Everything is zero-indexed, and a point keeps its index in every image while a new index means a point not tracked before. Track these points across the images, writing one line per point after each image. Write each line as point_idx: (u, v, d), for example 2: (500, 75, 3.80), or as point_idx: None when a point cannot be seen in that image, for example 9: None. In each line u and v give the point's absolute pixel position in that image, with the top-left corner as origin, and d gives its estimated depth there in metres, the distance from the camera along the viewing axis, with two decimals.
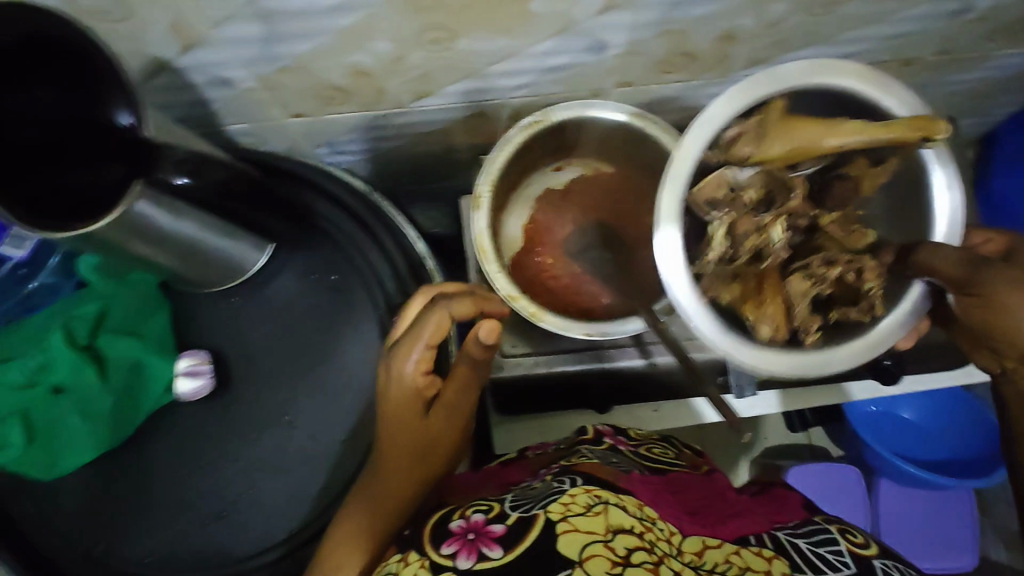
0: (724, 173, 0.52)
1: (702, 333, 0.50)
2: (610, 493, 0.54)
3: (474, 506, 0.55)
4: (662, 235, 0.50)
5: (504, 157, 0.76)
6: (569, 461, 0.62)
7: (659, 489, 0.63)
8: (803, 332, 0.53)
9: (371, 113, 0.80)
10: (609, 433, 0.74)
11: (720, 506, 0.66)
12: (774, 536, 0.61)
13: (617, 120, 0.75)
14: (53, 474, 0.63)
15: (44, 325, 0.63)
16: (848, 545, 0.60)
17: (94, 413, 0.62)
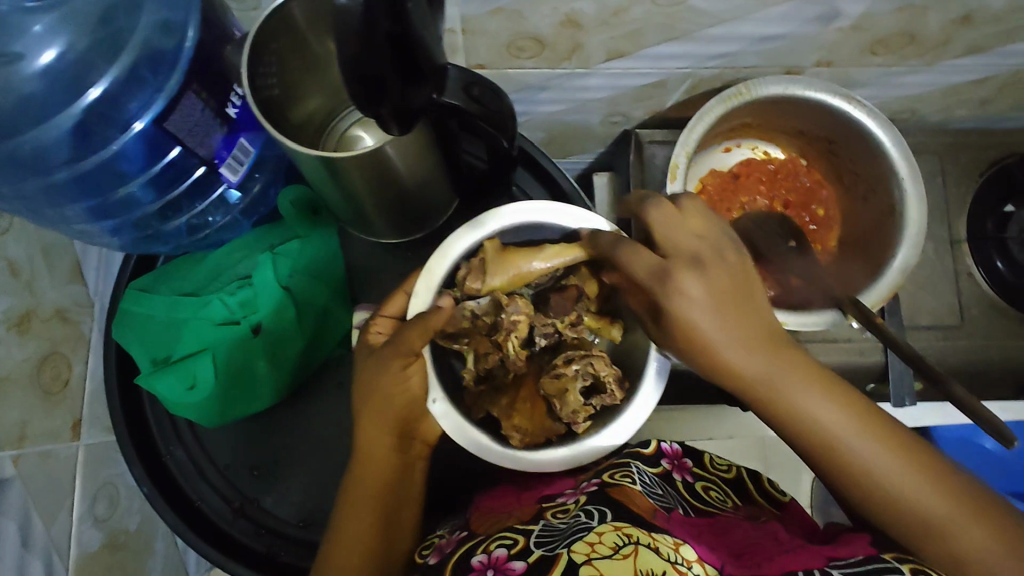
0: (463, 306, 0.55)
1: (459, 440, 0.52)
2: (643, 531, 0.47)
3: (500, 538, 0.52)
4: (436, 409, 0.51)
5: (703, 127, 0.71)
6: (608, 480, 0.57)
7: (698, 526, 0.53)
8: (552, 427, 0.56)
9: (553, 71, 0.75)
10: (672, 456, 0.66)
11: (771, 544, 0.51)
12: (829, 574, 0.46)
13: (824, 100, 0.71)
14: (223, 422, 0.57)
15: (235, 260, 0.59)
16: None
17: (282, 359, 0.57)
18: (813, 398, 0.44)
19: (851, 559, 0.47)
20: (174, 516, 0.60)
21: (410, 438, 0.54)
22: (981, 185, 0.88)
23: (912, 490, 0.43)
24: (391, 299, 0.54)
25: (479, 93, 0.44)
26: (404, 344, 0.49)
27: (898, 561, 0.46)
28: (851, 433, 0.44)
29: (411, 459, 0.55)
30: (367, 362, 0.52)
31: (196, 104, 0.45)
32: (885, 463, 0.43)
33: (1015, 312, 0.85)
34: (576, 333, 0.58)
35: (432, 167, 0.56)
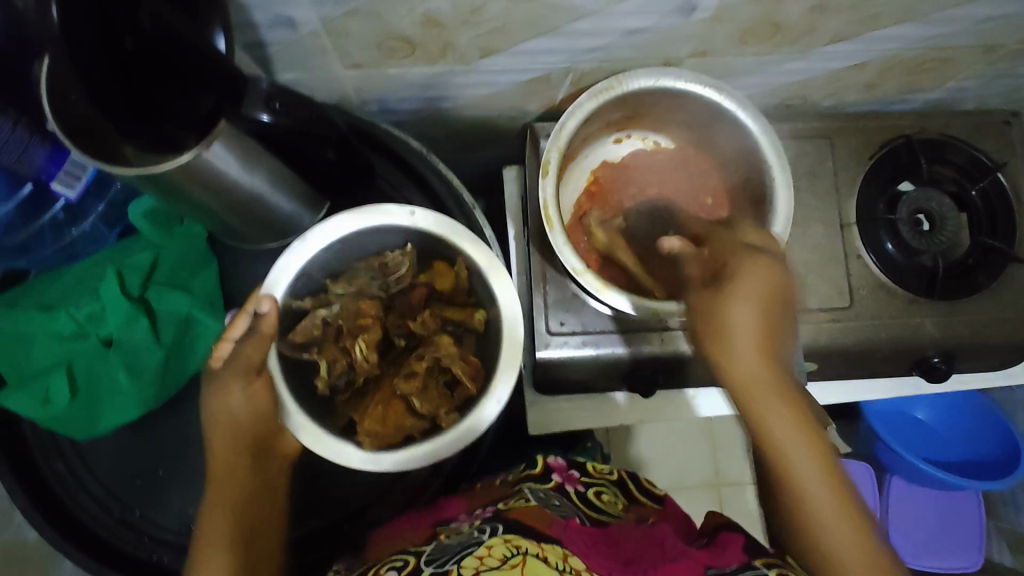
0: (315, 316, 0.58)
1: (319, 450, 0.53)
2: (533, 542, 0.52)
3: (393, 560, 0.55)
4: (294, 423, 0.53)
5: (575, 122, 0.71)
6: (502, 505, 0.59)
7: (591, 537, 0.56)
8: (413, 423, 0.57)
9: (432, 70, 0.76)
10: (560, 469, 0.68)
11: (657, 551, 0.55)
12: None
13: (695, 91, 0.72)
14: (93, 433, 0.58)
15: (91, 274, 0.59)
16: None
17: (141, 370, 0.58)
18: (768, 400, 0.52)
19: (727, 567, 0.52)
20: (50, 526, 0.61)
21: (267, 456, 0.54)
22: (872, 168, 0.90)
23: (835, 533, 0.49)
24: (233, 321, 0.52)
25: (282, 106, 0.45)
26: (241, 360, 0.51)
27: (766, 567, 0.51)
28: (796, 443, 0.51)
29: (275, 475, 0.55)
30: (211, 385, 0.52)
31: (4, 122, 0.45)
32: (813, 490, 0.50)
33: (904, 290, 0.88)
34: (430, 330, 0.61)
35: (275, 173, 0.56)
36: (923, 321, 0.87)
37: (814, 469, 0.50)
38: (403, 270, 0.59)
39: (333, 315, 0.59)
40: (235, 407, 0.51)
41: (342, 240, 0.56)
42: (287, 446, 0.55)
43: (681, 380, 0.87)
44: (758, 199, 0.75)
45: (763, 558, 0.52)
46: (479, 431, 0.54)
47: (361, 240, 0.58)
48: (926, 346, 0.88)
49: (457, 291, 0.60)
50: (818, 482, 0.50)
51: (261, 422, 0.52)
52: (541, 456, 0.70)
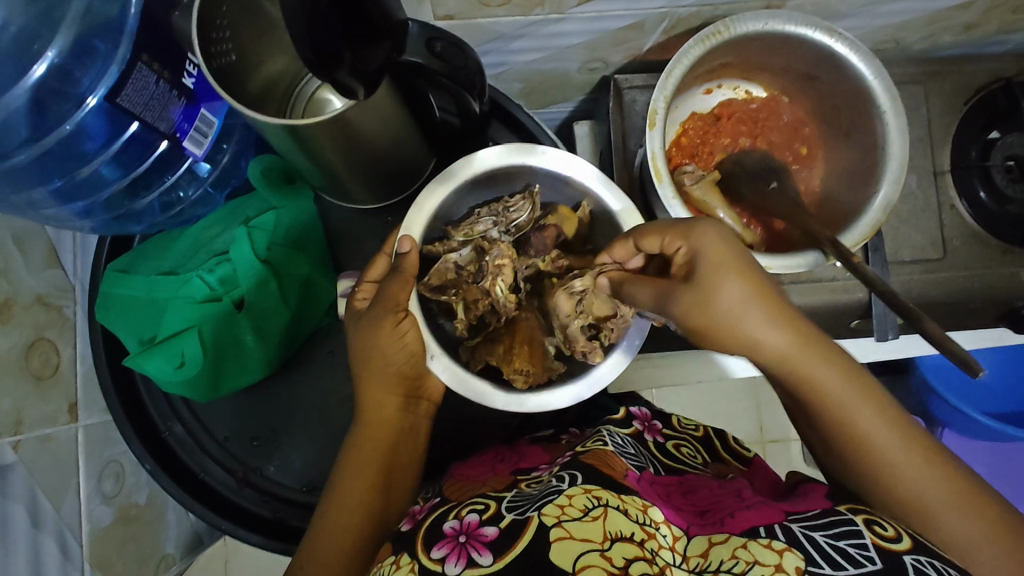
0: (446, 261, 0.56)
1: (466, 391, 0.52)
2: (612, 493, 0.46)
3: (471, 503, 0.49)
4: (435, 364, 0.51)
5: (681, 70, 0.69)
6: (582, 447, 0.54)
7: (664, 487, 0.53)
8: (552, 364, 0.57)
9: (525, 19, 0.72)
10: (642, 418, 0.65)
11: (732, 500, 0.50)
12: (786, 527, 0.45)
13: (804, 34, 0.69)
14: (218, 395, 0.58)
15: (211, 235, 0.59)
16: (872, 536, 0.43)
17: (268, 333, 0.58)
18: (816, 361, 0.47)
19: (808, 514, 0.47)
20: (180, 489, 0.61)
21: (416, 397, 0.55)
22: (964, 115, 0.87)
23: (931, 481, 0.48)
24: (374, 262, 0.54)
25: (442, 49, 0.43)
26: (389, 299, 0.50)
27: (852, 514, 0.46)
28: (854, 400, 0.48)
29: (420, 420, 0.56)
30: (358, 327, 0.52)
31: (148, 76, 0.44)
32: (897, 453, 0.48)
33: (997, 241, 0.86)
34: (556, 269, 0.60)
35: (399, 129, 0.54)
36: (1016, 271, 0.86)
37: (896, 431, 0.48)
38: (526, 214, 0.58)
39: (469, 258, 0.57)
40: (386, 348, 0.51)
41: (474, 179, 0.55)
42: (433, 388, 0.56)
43: None
44: (864, 148, 0.74)
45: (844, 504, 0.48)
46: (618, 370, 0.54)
47: (489, 181, 0.57)
48: (1017, 296, 0.87)
49: (579, 238, 0.60)
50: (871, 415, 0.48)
51: (410, 362, 0.52)
52: (622, 405, 0.67)
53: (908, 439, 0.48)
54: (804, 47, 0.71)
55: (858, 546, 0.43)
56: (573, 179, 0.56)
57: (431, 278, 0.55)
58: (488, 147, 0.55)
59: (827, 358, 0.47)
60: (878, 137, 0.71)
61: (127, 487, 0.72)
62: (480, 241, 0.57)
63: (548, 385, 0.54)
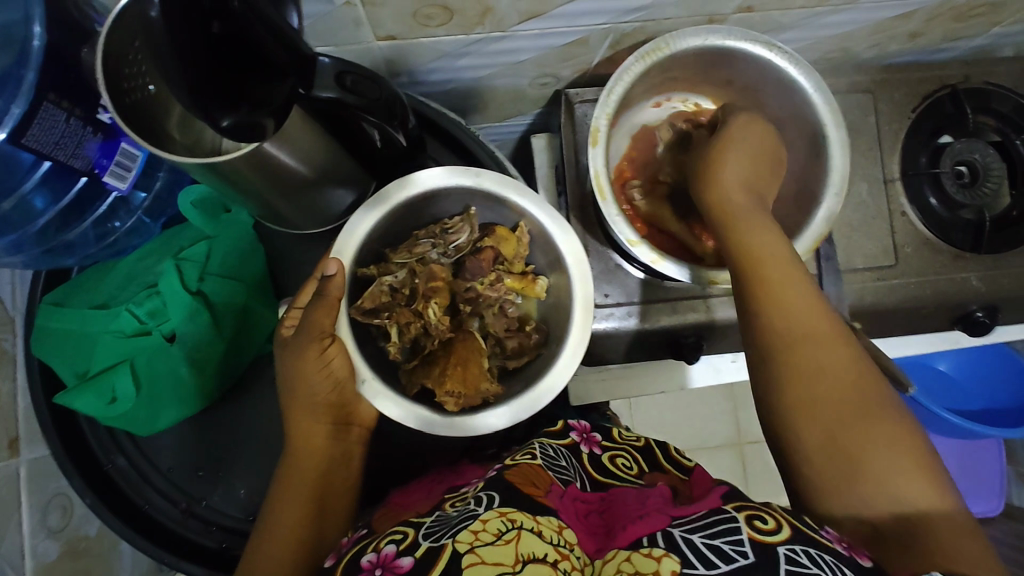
0: (381, 283, 0.55)
1: (397, 415, 0.52)
2: (527, 516, 0.46)
3: (390, 534, 0.48)
4: (367, 388, 0.51)
5: (623, 86, 0.69)
6: (510, 461, 0.56)
7: (584, 504, 0.52)
8: (488, 386, 0.55)
9: (468, 38, 0.72)
10: (581, 430, 0.65)
11: (635, 510, 0.49)
12: (667, 532, 0.44)
13: (744, 49, 0.70)
14: (157, 427, 0.58)
15: (144, 266, 0.58)
16: (749, 531, 0.43)
17: (205, 364, 0.57)
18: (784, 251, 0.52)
19: (694, 514, 0.47)
20: (120, 522, 0.60)
21: (349, 423, 0.54)
22: (914, 122, 0.88)
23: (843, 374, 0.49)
24: (304, 287, 0.52)
25: (353, 83, 0.42)
26: (314, 326, 0.50)
27: (737, 511, 0.46)
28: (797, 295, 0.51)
29: (351, 446, 0.55)
30: (284, 356, 0.51)
31: (56, 114, 0.43)
32: (827, 375, 0.49)
33: (948, 247, 0.86)
34: (497, 292, 0.59)
35: (328, 155, 0.53)
36: (967, 276, 0.86)
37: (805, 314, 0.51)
38: (465, 236, 0.58)
39: (404, 280, 0.57)
40: (311, 379, 0.50)
41: (407, 201, 0.55)
42: (364, 414, 0.55)
43: (724, 345, 0.88)
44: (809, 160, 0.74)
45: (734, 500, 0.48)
46: (557, 394, 0.55)
47: (424, 203, 0.56)
48: (970, 300, 0.87)
49: (519, 258, 0.59)
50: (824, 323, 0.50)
51: (336, 392, 0.52)
52: (561, 418, 0.67)
53: (842, 345, 0.50)
54: (746, 62, 0.71)
55: (733, 542, 0.42)
56: (506, 200, 0.56)
57: (361, 300, 0.54)
58: (424, 170, 0.54)
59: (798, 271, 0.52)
60: (819, 149, 0.72)
61: (76, 519, 0.71)
62: (416, 263, 0.57)
63: (485, 406, 0.54)
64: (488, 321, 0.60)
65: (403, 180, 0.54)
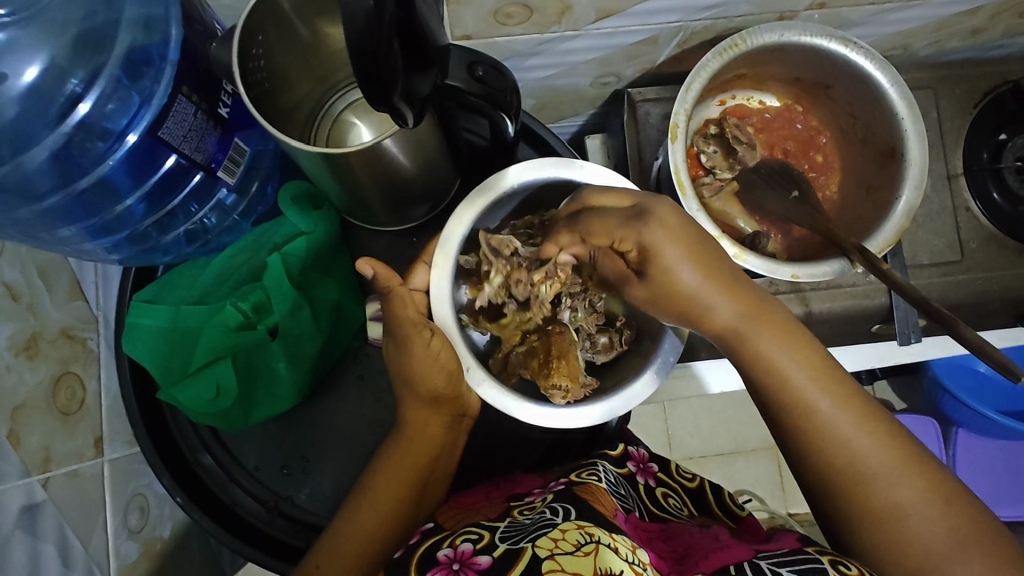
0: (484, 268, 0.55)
1: (500, 403, 0.51)
2: (604, 531, 0.45)
3: (465, 532, 0.48)
4: (472, 376, 0.50)
5: (700, 83, 0.70)
6: (575, 478, 0.54)
7: (647, 533, 0.52)
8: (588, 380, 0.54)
9: (541, 36, 0.72)
10: (639, 459, 0.62)
11: (710, 542, 0.51)
12: (754, 564, 0.46)
13: (820, 44, 0.70)
14: (248, 424, 0.57)
15: (241, 262, 0.59)
16: (837, 573, 0.44)
17: (300, 359, 0.57)
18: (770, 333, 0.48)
19: (777, 551, 0.49)
20: (211, 520, 0.60)
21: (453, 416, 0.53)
22: (974, 118, 0.88)
23: (872, 462, 0.46)
24: (412, 271, 0.53)
25: (484, 73, 0.43)
26: (408, 320, 0.48)
27: (822, 555, 0.47)
28: (813, 382, 0.48)
29: (458, 438, 0.54)
30: (390, 349, 0.50)
31: (187, 108, 0.44)
32: (866, 452, 0.47)
33: (1013, 242, 0.86)
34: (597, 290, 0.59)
35: (433, 150, 0.54)
36: None
37: (852, 421, 0.47)
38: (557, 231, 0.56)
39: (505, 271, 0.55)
40: (424, 371, 0.49)
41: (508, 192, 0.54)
42: (473, 405, 0.54)
43: None
44: (883, 153, 0.74)
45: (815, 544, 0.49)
46: (654, 386, 0.55)
47: (523, 194, 0.56)
48: None
49: None
50: (830, 406, 0.48)
51: (449, 383, 0.51)
52: (620, 440, 0.62)
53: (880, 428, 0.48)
54: (818, 58, 0.72)
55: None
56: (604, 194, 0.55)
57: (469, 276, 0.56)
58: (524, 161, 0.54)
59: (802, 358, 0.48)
60: (894, 142, 0.72)
61: (152, 519, 0.71)
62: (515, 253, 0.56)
63: (586, 399, 0.54)
64: (580, 315, 0.58)
65: (505, 173, 0.53)
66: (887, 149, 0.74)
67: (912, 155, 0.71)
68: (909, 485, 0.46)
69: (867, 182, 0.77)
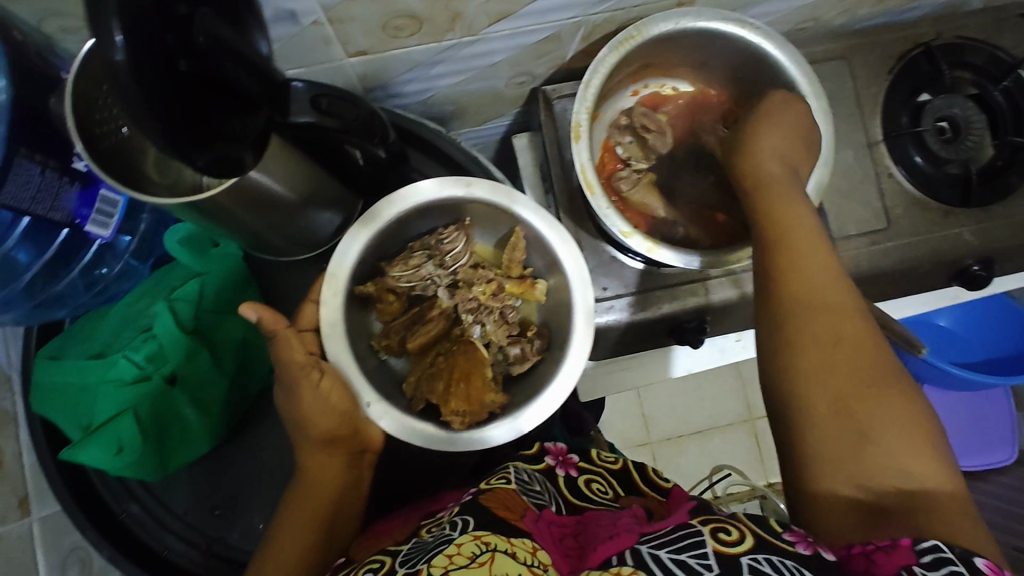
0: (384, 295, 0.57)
1: (405, 435, 0.51)
2: (501, 537, 0.43)
3: (369, 562, 0.45)
4: (373, 412, 0.51)
5: (599, 79, 0.69)
6: (484, 486, 0.52)
7: (559, 527, 0.48)
8: (493, 399, 0.55)
9: (438, 45, 0.71)
10: (557, 454, 0.61)
11: (608, 530, 0.45)
12: (637, 548, 0.40)
13: (717, 29, 0.69)
14: (165, 473, 0.56)
15: (139, 308, 0.57)
16: (713, 543, 0.39)
17: (208, 402, 0.57)
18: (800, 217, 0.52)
19: (661, 530, 0.42)
20: (139, 570, 0.59)
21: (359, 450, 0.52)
22: (890, 84, 0.87)
23: (832, 349, 0.46)
24: (303, 311, 0.52)
25: (329, 105, 0.42)
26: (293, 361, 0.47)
27: (702, 524, 0.42)
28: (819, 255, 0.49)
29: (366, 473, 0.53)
30: (281, 391, 0.49)
31: (30, 169, 0.44)
32: (823, 345, 0.46)
33: (938, 204, 0.86)
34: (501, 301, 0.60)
35: (314, 179, 0.53)
36: (960, 232, 0.86)
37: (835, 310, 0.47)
38: (461, 245, 0.58)
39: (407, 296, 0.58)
40: (315, 412, 0.48)
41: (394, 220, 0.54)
42: (374, 438, 0.53)
43: (726, 325, 0.87)
44: None
45: (702, 514, 0.44)
46: (564, 398, 0.53)
47: (413, 217, 0.56)
48: (966, 256, 0.87)
49: (517, 263, 0.59)
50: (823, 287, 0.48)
51: (345, 420, 0.49)
52: (537, 440, 0.63)
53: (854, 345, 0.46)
54: (718, 41, 0.71)
55: (699, 556, 0.38)
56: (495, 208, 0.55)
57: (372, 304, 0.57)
58: (411, 185, 0.54)
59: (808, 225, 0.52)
60: None
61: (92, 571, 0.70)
62: (415, 276, 0.57)
63: (494, 418, 0.53)
64: (489, 329, 0.59)
65: (388, 200, 0.53)
66: None
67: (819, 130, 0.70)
68: (848, 386, 0.45)
69: None
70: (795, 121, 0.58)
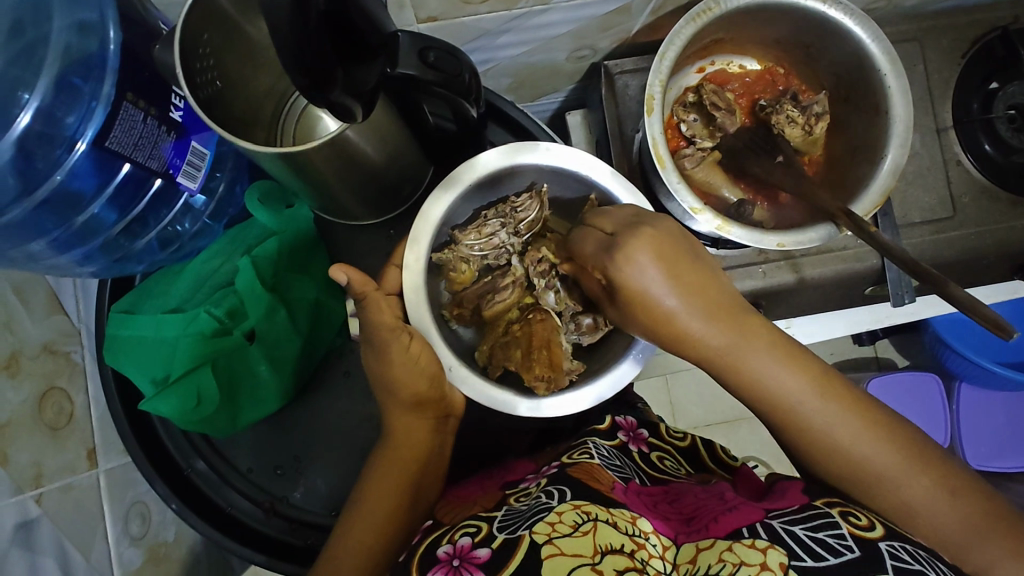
0: (459, 261, 0.57)
1: (485, 400, 0.51)
2: (602, 507, 0.44)
3: (464, 525, 0.47)
4: (455, 375, 0.50)
5: (674, 51, 0.67)
6: (568, 459, 0.53)
7: (651, 498, 0.50)
8: (570, 366, 0.55)
9: (509, 13, 0.70)
10: (629, 428, 0.61)
11: (717, 503, 0.47)
12: (768, 524, 0.43)
13: (797, 3, 0.68)
14: (235, 430, 0.57)
15: (215, 266, 0.58)
16: (849, 526, 0.43)
17: (283, 361, 0.57)
18: (759, 352, 0.45)
19: (787, 509, 0.45)
20: (209, 526, 0.60)
21: (443, 416, 0.52)
22: (961, 70, 0.85)
23: (838, 442, 0.45)
24: (386, 275, 0.52)
25: (434, 59, 0.41)
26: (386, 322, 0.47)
27: (828, 506, 0.45)
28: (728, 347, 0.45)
29: (446, 436, 0.53)
30: (370, 351, 0.49)
31: (135, 115, 0.45)
32: (839, 439, 0.45)
33: (1007, 194, 0.84)
34: None
35: (398, 140, 0.53)
36: None
37: (826, 409, 0.45)
38: (535, 213, 0.56)
39: (481, 263, 0.58)
40: (404, 374, 0.48)
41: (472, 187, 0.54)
42: (456, 403, 0.53)
43: (781, 310, 0.85)
44: (866, 110, 0.72)
45: (824, 497, 0.46)
46: (636, 370, 0.54)
47: (491, 184, 0.55)
48: None
49: None
50: (786, 385, 0.45)
51: (431, 385, 0.49)
52: (607, 413, 0.62)
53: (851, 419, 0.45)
54: (797, 16, 0.69)
55: (837, 535, 0.42)
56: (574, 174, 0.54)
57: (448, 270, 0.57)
58: (490, 151, 0.53)
59: (787, 362, 0.46)
60: (875, 101, 0.70)
61: (154, 525, 0.71)
62: (489, 242, 0.57)
63: (572, 387, 0.53)
64: (562, 297, 0.57)
65: (468, 164, 0.53)
66: (870, 107, 0.72)
67: (896, 110, 0.68)
68: (876, 455, 0.45)
69: (851, 141, 0.75)
70: (687, 270, 0.44)
